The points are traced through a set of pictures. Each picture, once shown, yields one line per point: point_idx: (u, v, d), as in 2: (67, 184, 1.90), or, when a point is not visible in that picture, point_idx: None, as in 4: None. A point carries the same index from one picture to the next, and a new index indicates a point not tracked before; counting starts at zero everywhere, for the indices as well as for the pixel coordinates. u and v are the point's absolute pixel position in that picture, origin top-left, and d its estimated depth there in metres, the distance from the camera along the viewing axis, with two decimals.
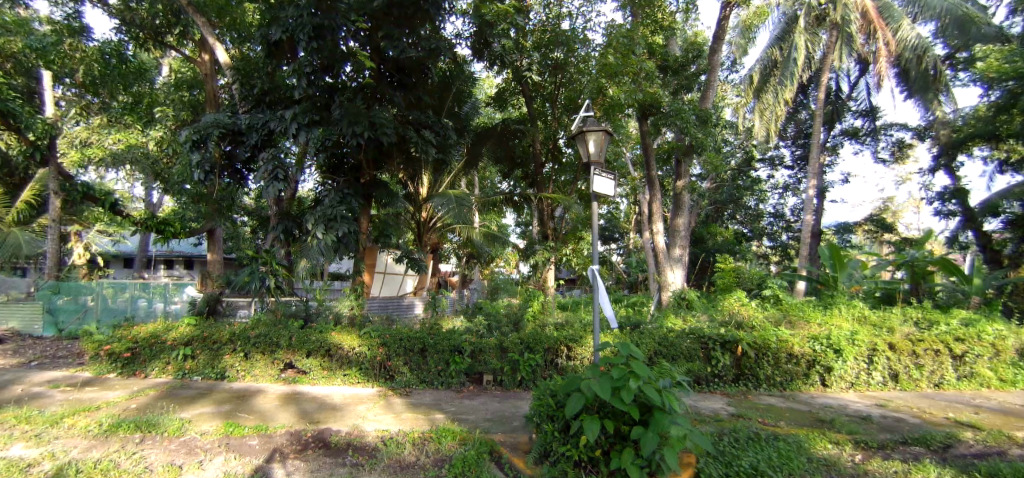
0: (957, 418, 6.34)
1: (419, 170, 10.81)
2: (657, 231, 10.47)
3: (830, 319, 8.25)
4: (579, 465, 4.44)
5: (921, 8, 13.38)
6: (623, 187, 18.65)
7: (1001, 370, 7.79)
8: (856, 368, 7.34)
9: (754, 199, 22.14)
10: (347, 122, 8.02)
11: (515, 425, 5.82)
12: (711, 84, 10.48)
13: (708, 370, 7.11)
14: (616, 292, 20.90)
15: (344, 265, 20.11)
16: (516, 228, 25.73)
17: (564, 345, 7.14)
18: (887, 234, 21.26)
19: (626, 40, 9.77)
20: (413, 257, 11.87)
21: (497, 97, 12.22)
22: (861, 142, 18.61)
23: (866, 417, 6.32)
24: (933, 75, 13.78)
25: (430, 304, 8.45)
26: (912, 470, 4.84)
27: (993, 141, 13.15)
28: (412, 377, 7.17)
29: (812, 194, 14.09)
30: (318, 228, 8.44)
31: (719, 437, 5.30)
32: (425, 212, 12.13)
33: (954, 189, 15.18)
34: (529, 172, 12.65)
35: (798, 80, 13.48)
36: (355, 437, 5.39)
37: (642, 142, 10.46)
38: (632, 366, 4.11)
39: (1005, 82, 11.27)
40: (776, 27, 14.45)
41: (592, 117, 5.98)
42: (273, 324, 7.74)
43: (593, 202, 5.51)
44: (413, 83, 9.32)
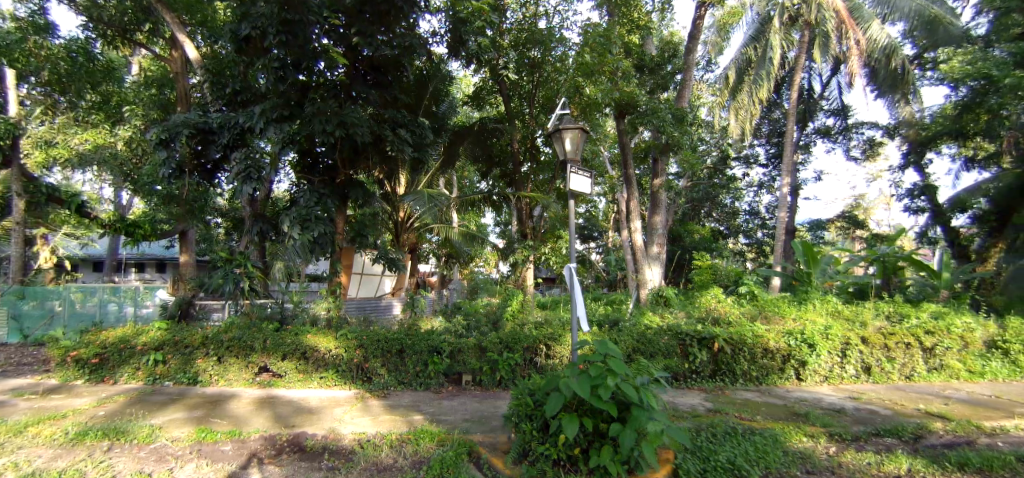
0: (927, 409, 6.51)
1: (396, 169, 10.63)
2: (634, 229, 10.42)
3: (805, 314, 8.35)
4: (558, 464, 4.46)
5: (890, 9, 13.80)
6: (600, 186, 18.70)
7: (970, 362, 7.97)
8: (829, 362, 7.46)
9: (730, 197, 22.39)
10: (318, 120, 7.92)
11: (495, 426, 5.80)
12: (687, 83, 10.57)
13: (686, 366, 7.15)
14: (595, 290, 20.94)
15: (320, 267, 19.87)
16: (495, 228, 25.79)
17: (544, 344, 7.12)
18: (858, 230, 21.64)
19: (603, 40, 9.67)
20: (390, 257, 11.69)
21: (474, 95, 12.11)
22: (833, 140, 18.95)
23: (840, 410, 6.45)
24: (902, 73, 14.03)
25: (408, 305, 8.30)
26: (885, 461, 4.96)
27: (961, 139, 13.35)
28: (390, 379, 7.07)
29: (787, 192, 13.91)
30: (292, 229, 8.25)
31: (697, 433, 5.38)
32: (403, 213, 12.08)
33: (923, 185, 15.56)
34: (507, 171, 12.58)
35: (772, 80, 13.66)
36: (331, 440, 5.32)
37: (619, 141, 10.44)
38: (609, 363, 4.17)
39: (971, 81, 11.43)
40: (751, 27, 14.55)
41: (568, 116, 6.08)
42: (247, 326, 7.59)
43: (570, 201, 5.59)
44: (390, 81, 9.22)
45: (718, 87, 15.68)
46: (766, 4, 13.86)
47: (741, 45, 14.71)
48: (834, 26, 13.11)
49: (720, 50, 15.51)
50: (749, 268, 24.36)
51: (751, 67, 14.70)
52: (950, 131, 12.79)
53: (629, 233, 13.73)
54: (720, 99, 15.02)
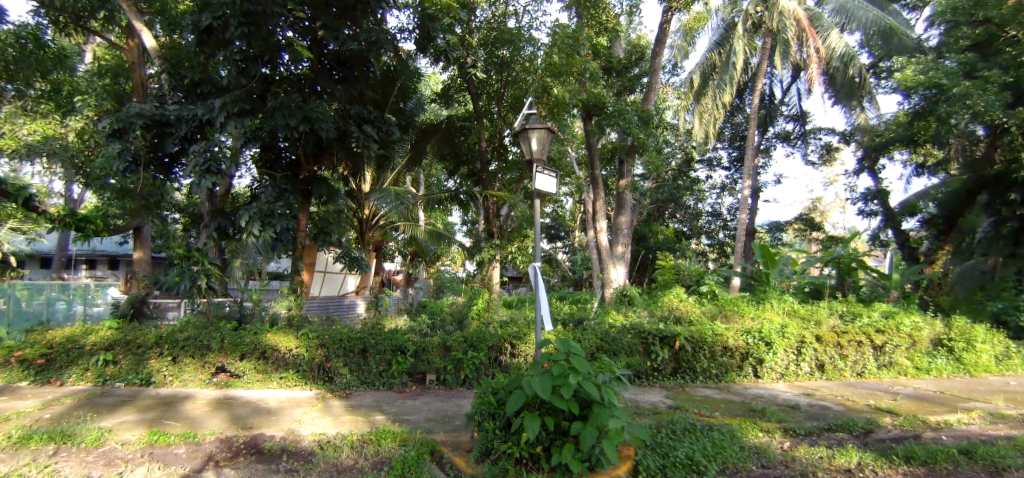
0: (877, 404, 6.77)
1: (361, 166, 10.46)
2: (600, 229, 10.53)
3: (762, 313, 8.58)
4: (520, 462, 4.49)
5: (847, 19, 14.17)
6: (568, 186, 18.81)
7: (917, 359, 8.31)
8: (786, 359, 7.67)
9: (692, 199, 22.80)
10: (281, 114, 7.75)
11: (458, 425, 5.78)
12: (652, 86, 10.72)
13: (648, 364, 7.26)
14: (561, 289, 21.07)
15: (283, 264, 19.44)
16: (462, 227, 25.71)
17: (508, 343, 7.13)
18: (815, 232, 22.35)
19: (571, 41, 9.72)
20: (353, 255, 11.51)
21: (442, 93, 11.99)
22: (792, 145, 19.55)
23: (794, 406, 6.65)
24: (859, 81, 14.63)
25: (372, 304, 8.18)
26: (836, 455, 5.14)
27: (912, 146, 13.87)
28: (352, 378, 6.98)
29: (747, 194, 14.19)
30: (252, 226, 8.04)
31: (657, 430, 5.48)
32: (367, 210, 11.88)
33: (876, 190, 16.16)
34: (475, 170, 12.53)
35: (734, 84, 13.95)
36: (290, 442, 5.21)
37: (586, 142, 10.51)
38: (572, 362, 4.22)
39: (921, 90, 11.88)
40: (716, 32, 14.85)
41: (535, 116, 6.13)
42: (204, 325, 7.36)
43: (535, 199, 5.67)
44: (356, 76, 8.96)
45: (683, 91, 15.96)
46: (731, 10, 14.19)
47: (706, 49, 14.96)
48: (793, 34, 13.39)
49: (686, 54, 15.80)
50: (712, 268, 24.84)
51: (715, 72, 14.94)
52: (902, 138, 13.16)
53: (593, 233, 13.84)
54: (685, 102, 15.27)
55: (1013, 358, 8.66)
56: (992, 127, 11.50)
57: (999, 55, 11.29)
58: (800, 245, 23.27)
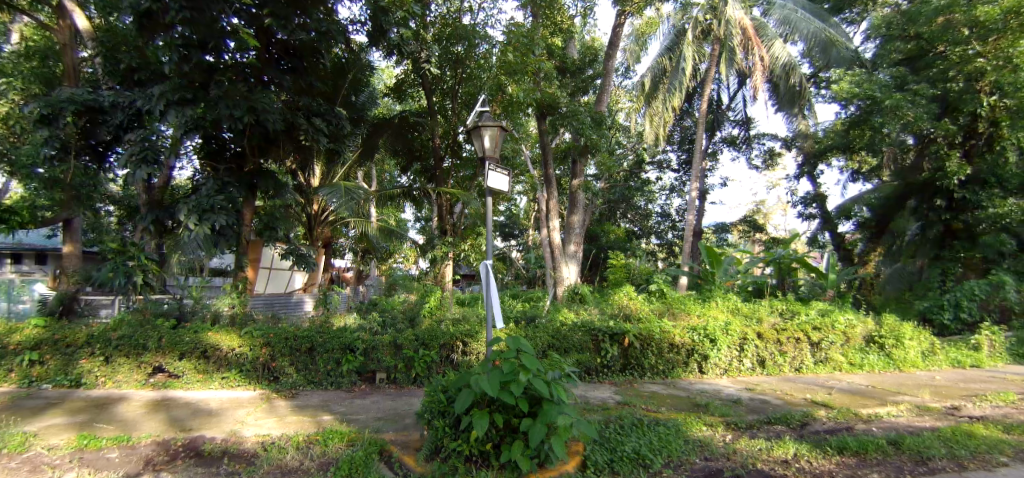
0: (813, 398, 7.12)
1: (310, 160, 10.20)
2: (552, 228, 10.67)
3: (707, 310, 8.88)
4: (469, 460, 4.50)
5: (791, 30, 14.61)
6: (523, 184, 18.91)
7: (851, 355, 8.75)
8: (729, 355, 7.96)
9: (643, 200, 23.31)
10: (225, 104, 7.47)
11: (407, 423, 5.73)
12: (605, 88, 10.92)
13: (598, 361, 7.40)
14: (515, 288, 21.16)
15: (226, 260, 18.71)
16: (416, 224, 25.46)
17: (460, 340, 7.09)
18: (758, 234, 23.29)
19: (527, 40, 9.73)
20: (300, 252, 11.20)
21: (396, 87, 11.79)
22: (738, 149, 20.30)
23: (736, 400, 6.93)
24: (799, 89, 15.22)
25: (321, 301, 7.99)
26: (774, 446, 5.39)
27: (850, 152, 14.52)
28: (299, 378, 6.81)
29: (695, 196, 14.54)
30: (192, 219, 7.71)
31: (606, 425, 5.60)
32: (316, 205, 11.55)
33: (815, 194, 16.96)
34: (428, 166, 12.42)
35: (683, 89, 14.32)
36: (231, 444, 5.03)
37: (540, 142, 10.60)
38: (521, 359, 4.25)
39: (857, 100, 12.51)
40: (667, 38, 15.26)
41: (488, 113, 6.17)
42: (141, 324, 7.02)
43: (487, 197, 5.67)
44: (305, 68, 8.87)
45: (635, 94, 16.21)
46: (682, 17, 14.64)
47: (657, 54, 15.38)
48: (739, 41, 13.87)
49: (638, 58, 16.17)
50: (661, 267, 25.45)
51: (665, 76, 15.32)
52: (839, 145, 13.81)
53: (546, 231, 13.97)
54: (636, 105, 15.56)
55: (936, 353, 9.26)
56: (921, 137, 12.27)
57: (929, 69, 12.03)
58: (745, 245, 24.23)
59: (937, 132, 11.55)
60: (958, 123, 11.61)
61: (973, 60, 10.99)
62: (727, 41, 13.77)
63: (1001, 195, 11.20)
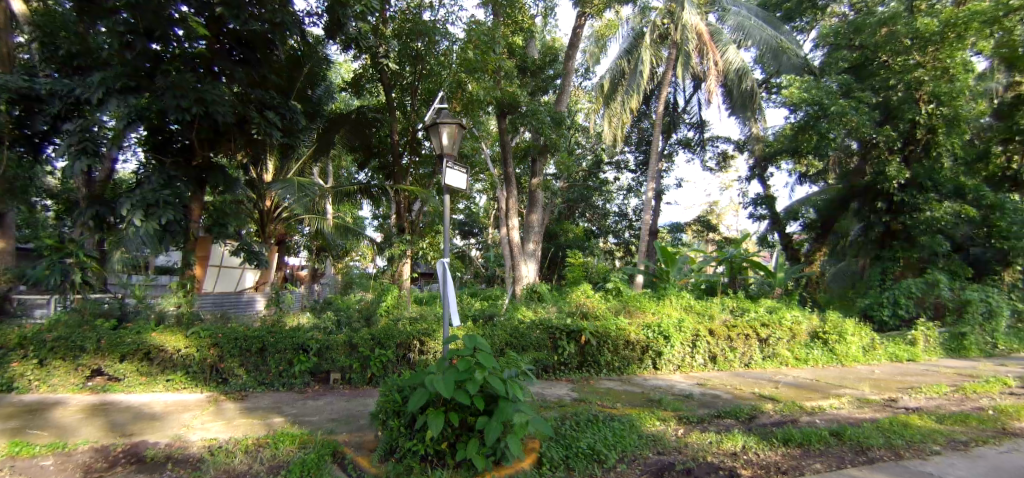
0: (761, 392, 7.40)
1: (263, 154, 9.90)
2: (511, 226, 10.73)
3: (662, 308, 9.09)
4: (425, 459, 4.47)
5: (745, 36, 14.96)
6: (483, 182, 18.88)
7: (797, 350, 9.11)
8: (682, 352, 8.18)
9: (601, 199, 23.62)
10: (171, 94, 7.18)
11: (362, 424, 5.65)
12: (565, 88, 11.08)
13: (555, 358, 7.48)
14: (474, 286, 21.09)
15: (173, 257, 17.96)
16: (374, 222, 25.03)
17: (417, 340, 7.03)
18: (711, 234, 23.98)
19: (487, 38, 9.70)
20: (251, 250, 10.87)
21: (353, 82, 11.57)
22: (693, 151, 20.85)
23: (688, 395, 7.13)
24: (751, 94, 15.79)
25: (273, 300, 7.78)
26: (723, 439, 5.58)
27: (797, 156, 14.99)
28: (249, 379, 6.63)
29: (651, 197, 14.77)
30: (135, 214, 7.38)
31: (562, 422, 5.66)
32: (269, 202, 11.25)
33: (765, 196, 17.59)
34: (386, 163, 12.25)
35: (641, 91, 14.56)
36: (175, 449, 4.85)
37: (500, 140, 10.63)
38: (478, 358, 4.25)
39: (805, 106, 12.82)
40: (626, 40, 15.50)
41: (446, 111, 6.12)
42: (79, 324, 6.67)
43: (445, 194, 5.62)
44: (259, 60, 8.61)
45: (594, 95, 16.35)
46: (640, 20, 14.92)
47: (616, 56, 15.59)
48: (695, 46, 14.20)
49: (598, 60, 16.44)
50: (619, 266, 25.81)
51: (624, 78, 15.55)
52: (788, 149, 14.36)
53: (504, 230, 13.98)
54: (595, 106, 15.69)
55: (876, 348, 9.74)
56: (864, 143, 12.88)
57: (872, 77, 12.63)
58: (699, 245, 24.89)
59: (878, 138, 12.15)
60: (899, 129, 12.25)
61: (914, 69, 11.74)
62: (683, 46, 14.07)
63: (936, 198, 11.89)
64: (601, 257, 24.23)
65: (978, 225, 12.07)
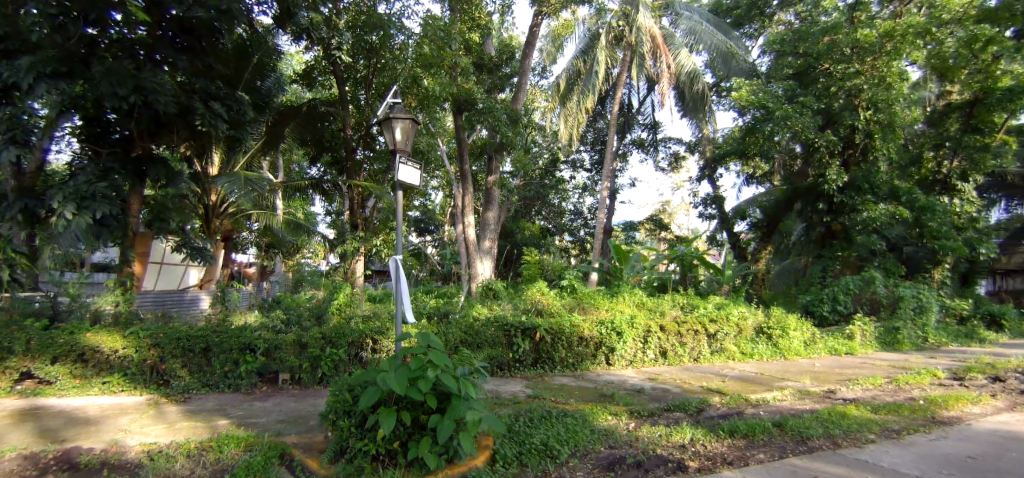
0: (708, 386, 7.66)
1: (208, 147, 9.53)
2: (467, 223, 10.82)
3: (615, 305, 9.28)
4: (376, 459, 4.43)
5: (695, 40, 15.42)
6: (440, 179, 18.74)
7: (743, 345, 9.45)
8: (633, 348, 8.38)
9: (557, 197, 23.86)
10: (108, 81, 6.80)
11: (312, 425, 5.55)
12: (522, 86, 11.21)
13: (509, 355, 7.54)
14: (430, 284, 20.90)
15: (109, 253, 17.07)
16: (325, 218, 24.41)
17: (370, 338, 6.95)
18: (663, 232, 24.60)
19: (442, 34, 9.57)
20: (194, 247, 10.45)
21: (305, 73, 11.27)
22: (646, 152, 21.31)
23: (639, 390, 7.30)
24: (703, 98, 16.14)
25: (218, 299, 7.53)
26: (672, 432, 5.75)
27: (744, 158, 15.54)
28: (192, 381, 6.40)
29: (605, 196, 14.97)
30: (67, 208, 6.96)
31: (516, 419, 5.71)
32: (215, 195, 10.79)
33: (714, 196, 18.19)
34: (338, 157, 12.02)
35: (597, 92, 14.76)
36: (111, 454, 4.64)
37: (456, 137, 10.56)
38: (430, 356, 4.24)
39: (753, 110, 13.46)
40: (582, 41, 15.69)
41: (400, 106, 6.06)
42: (5, 324, 6.28)
43: (398, 190, 5.55)
44: (203, 48, 8.29)
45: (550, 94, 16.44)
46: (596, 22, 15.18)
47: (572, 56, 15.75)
48: (649, 48, 14.43)
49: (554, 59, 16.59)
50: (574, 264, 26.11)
51: (580, 78, 15.74)
52: (736, 151, 14.86)
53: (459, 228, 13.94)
54: (551, 105, 15.79)
55: (816, 343, 10.21)
56: (807, 147, 13.46)
57: (814, 83, 13.22)
58: (651, 243, 25.48)
59: (820, 142, 12.73)
60: (839, 134, 12.87)
61: (852, 77, 12.34)
62: (637, 48, 14.32)
63: (872, 200, 12.57)
64: (557, 255, 24.48)
65: (910, 226, 12.82)
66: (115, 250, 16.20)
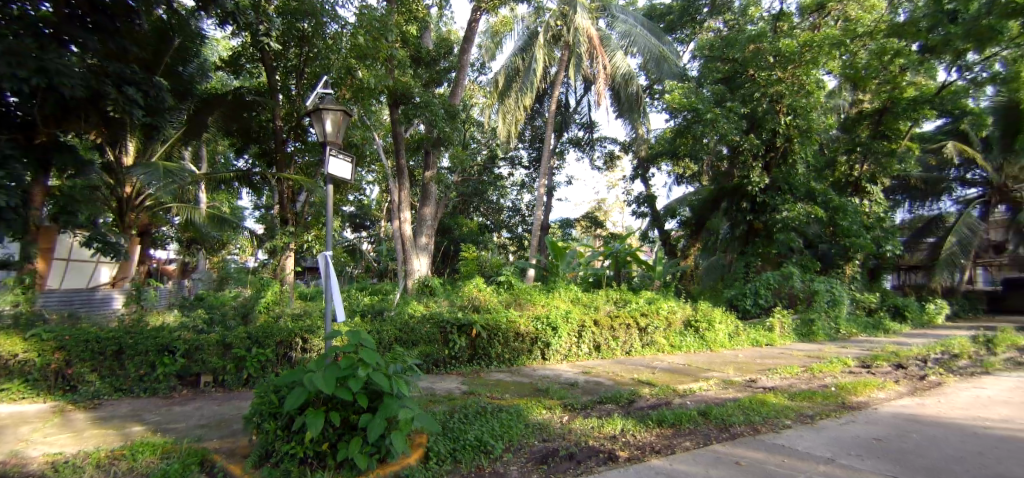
0: (639, 378, 7.95)
1: (121, 135, 8.94)
2: (403, 219, 10.74)
3: (551, 300, 9.46)
4: (304, 462, 4.31)
5: (629, 42, 15.89)
6: (375, 174, 18.35)
7: (672, 338, 9.86)
8: (568, 342, 8.57)
9: (495, 194, 23.96)
10: (7, 60, 6.22)
11: (235, 429, 5.35)
12: (460, 82, 11.42)
13: (445, 352, 7.53)
14: (365, 281, 20.41)
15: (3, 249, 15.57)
16: (253, 213, 23.33)
17: (299, 337, 6.76)
18: (599, 229, 25.24)
19: (379, 25, 9.40)
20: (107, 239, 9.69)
21: (230, 60, 10.69)
22: (582, 150, 21.71)
23: (573, 383, 7.49)
24: (636, 99, 16.51)
25: (133, 298, 7.11)
26: (604, 424, 5.94)
27: (674, 159, 16.15)
28: (103, 386, 6.01)
29: (542, 194, 15.06)
30: None
31: (450, 416, 5.73)
32: (129, 188, 10.30)
33: (646, 195, 18.84)
34: (266, 149, 11.43)
35: (534, 90, 14.91)
36: (8, 467, 4.29)
37: (393, 131, 10.37)
38: (361, 354, 4.17)
39: (683, 112, 13.88)
40: (520, 38, 15.77)
41: (331, 97, 5.89)
42: None
43: (328, 184, 5.42)
44: (117, 29, 7.72)
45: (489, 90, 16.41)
46: (534, 20, 15.34)
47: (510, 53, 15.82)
48: (585, 49, 14.63)
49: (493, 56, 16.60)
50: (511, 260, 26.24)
51: (518, 76, 15.80)
52: (667, 151, 15.42)
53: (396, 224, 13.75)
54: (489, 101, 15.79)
55: (739, 335, 10.80)
56: (732, 149, 14.07)
57: (741, 89, 13.89)
58: (587, 240, 26.07)
59: (745, 145, 13.42)
60: (762, 138, 13.60)
61: (774, 84, 13.07)
62: (574, 48, 14.50)
63: (791, 200, 13.40)
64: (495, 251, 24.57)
65: (825, 224, 13.74)
66: (13, 245, 14.85)
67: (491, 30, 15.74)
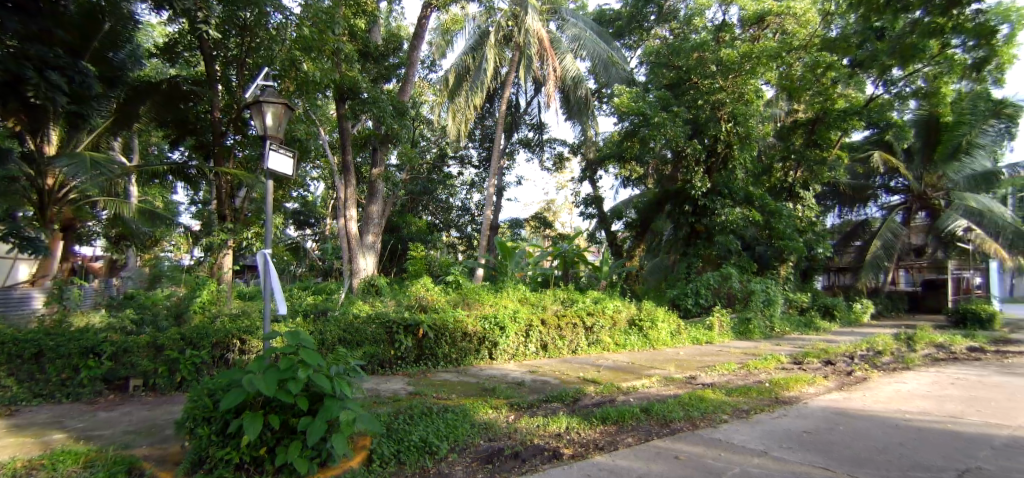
0: (585, 376, 8.10)
1: (43, 121, 8.37)
2: (349, 217, 10.51)
3: (499, 300, 9.51)
4: (241, 467, 4.13)
5: (579, 46, 16.19)
6: (320, 169, 17.89)
7: (617, 337, 10.10)
8: (515, 342, 8.63)
9: (445, 193, 23.81)
10: None
11: (167, 435, 5.09)
12: (410, 79, 11.16)
13: (391, 353, 7.43)
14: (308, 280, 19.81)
15: None
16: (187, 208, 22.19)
17: (237, 338, 6.49)
18: (548, 230, 25.53)
19: (325, 17, 9.22)
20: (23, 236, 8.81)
21: (167, 47, 10.21)
22: (533, 151, 21.90)
23: (520, 382, 7.54)
24: (585, 101, 16.84)
25: (53, 298, 6.64)
26: (549, 422, 6.01)
27: (621, 162, 16.53)
28: (20, 391, 5.58)
29: (490, 194, 15.02)
30: None
31: (394, 417, 5.65)
32: (51, 178, 9.37)
33: (593, 197, 19.21)
34: (204, 141, 10.92)
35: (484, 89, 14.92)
36: None
37: (339, 127, 10.12)
38: (301, 355, 4.05)
39: (631, 115, 14.12)
40: (472, 37, 15.74)
41: (273, 90, 5.70)
42: None
43: (268, 179, 5.25)
44: (39, 9, 7.22)
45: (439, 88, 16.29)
46: (485, 19, 15.35)
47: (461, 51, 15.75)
48: (536, 50, 14.75)
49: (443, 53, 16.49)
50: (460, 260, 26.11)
51: (468, 74, 15.76)
52: (615, 154, 15.79)
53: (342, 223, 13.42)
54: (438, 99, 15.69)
55: (681, 333, 11.17)
56: (676, 153, 14.59)
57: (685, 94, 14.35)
58: (536, 240, 26.30)
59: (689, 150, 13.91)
60: (705, 143, 14.13)
61: (716, 92, 13.63)
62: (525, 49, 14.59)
63: (731, 204, 14.00)
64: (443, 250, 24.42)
65: (762, 227, 14.42)
66: None
67: (442, 27, 15.66)
